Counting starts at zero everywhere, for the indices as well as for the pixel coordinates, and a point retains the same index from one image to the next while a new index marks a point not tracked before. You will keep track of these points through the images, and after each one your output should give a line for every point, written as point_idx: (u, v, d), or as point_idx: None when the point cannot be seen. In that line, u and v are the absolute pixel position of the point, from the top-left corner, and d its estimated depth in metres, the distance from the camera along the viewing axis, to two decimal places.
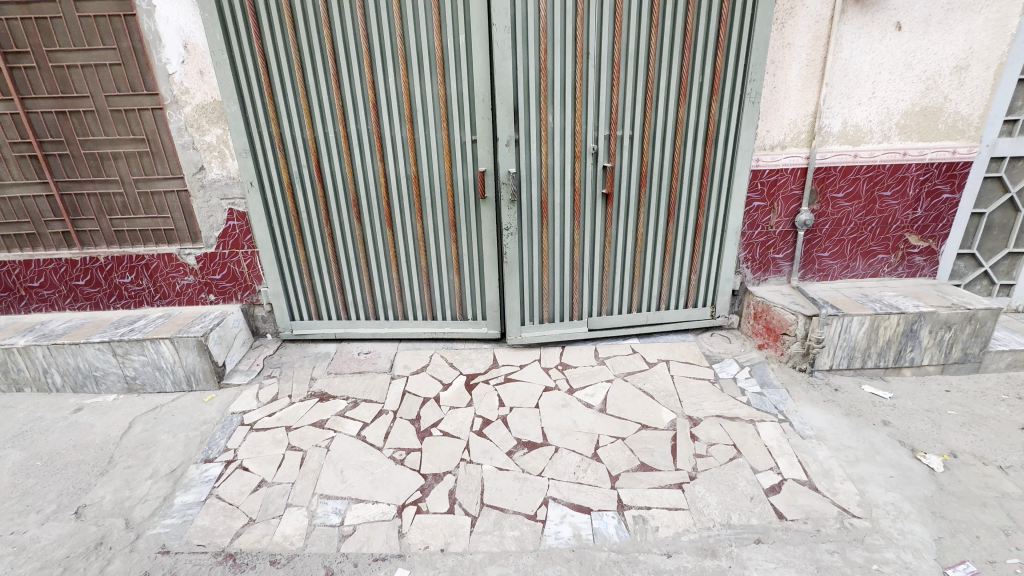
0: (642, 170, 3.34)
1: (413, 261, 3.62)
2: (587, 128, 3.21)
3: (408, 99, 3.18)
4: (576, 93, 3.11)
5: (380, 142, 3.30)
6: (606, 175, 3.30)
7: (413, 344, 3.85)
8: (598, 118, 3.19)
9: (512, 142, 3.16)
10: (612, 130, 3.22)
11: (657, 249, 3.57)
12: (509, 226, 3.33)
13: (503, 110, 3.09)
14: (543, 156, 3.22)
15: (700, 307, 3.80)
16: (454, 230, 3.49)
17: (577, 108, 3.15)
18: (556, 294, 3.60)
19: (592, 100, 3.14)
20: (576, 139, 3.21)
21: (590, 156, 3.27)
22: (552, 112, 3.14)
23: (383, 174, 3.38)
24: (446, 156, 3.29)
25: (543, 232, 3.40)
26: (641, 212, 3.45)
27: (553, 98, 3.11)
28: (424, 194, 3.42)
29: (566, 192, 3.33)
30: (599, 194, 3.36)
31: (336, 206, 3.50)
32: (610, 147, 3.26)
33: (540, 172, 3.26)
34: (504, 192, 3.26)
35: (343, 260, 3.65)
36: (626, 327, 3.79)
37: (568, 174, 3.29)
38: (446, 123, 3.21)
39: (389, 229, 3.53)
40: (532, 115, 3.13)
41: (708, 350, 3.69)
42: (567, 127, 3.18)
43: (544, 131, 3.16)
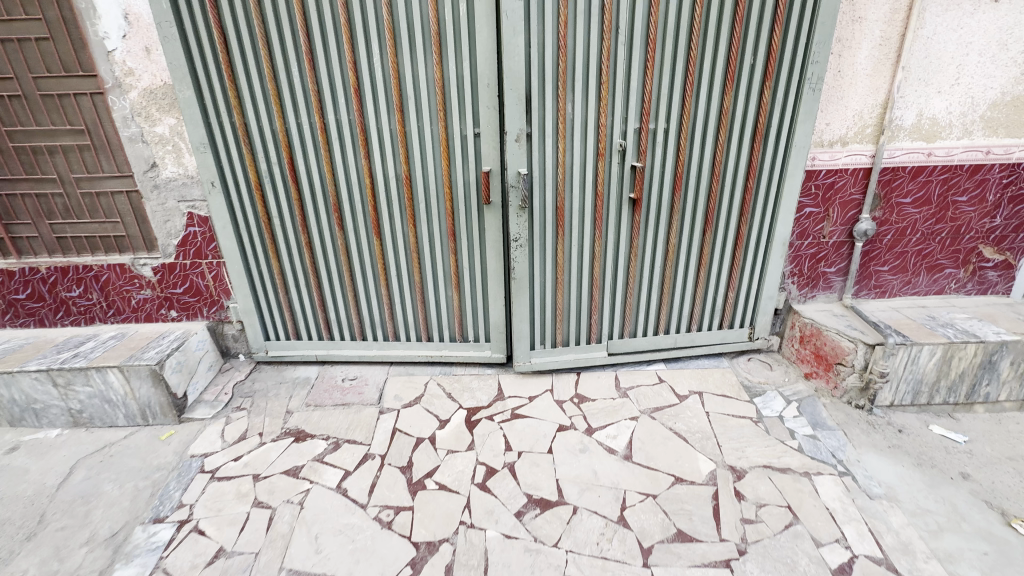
0: (678, 171, 2.80)
1: (405, 276, 3.10)
2: (613, 120, 2.65)
3: (397, 82, 2.62)
4: (602, 76, 2.55)
5: (364, 136, 2.75)
6: (635, 177, 2.76)
7: (406, 369, 3.35)
8: (628, 107, 2.63)
9: (522, 137, 2.61)
10: (644, 122, 2.66)
11: (690, 262, 3.06)
12: (518, 237, 2.81)
13: (512, 97, 2.54)
14: (560, 153, 2.67)
15: (736, 329, 3.30)
16: (453, 240, 2.96)
17: (603, 95, 2.58)
18: (572, 314, 3.09)
19: (621, 85, 2.58)
20: (601, 132, 2.65)
21: (615, 154, 2.72)
22: (572, 100, 2.59)
23: (368, 173, 2.83)
24: (443, 153, 2.74)
25: (559, 244, 2.88)
26: (675, 220, 2.92)
27: (573, 81, 2.55)
28: (417, 198, 2.88)
29: (587, 196, 2.79)
30: (625, 200, 2.83)
31: (313, 210, 2.97)
32: (640, 142, 2.71)
33: (556, 173, 2.72)
34: (513, 197, 2.72)
35: (323, 273, 3.14)
36: (652, 350, 3.29)
37: (589, 176, 2.74)
38: (444, 112, 2.66)
39: (376, 239, 3.00)
40: (548, 102, 2.56)
41: (747, 380, 3.19)
42: (590, 117, 2.62)
43: (563, 123, 2.61)
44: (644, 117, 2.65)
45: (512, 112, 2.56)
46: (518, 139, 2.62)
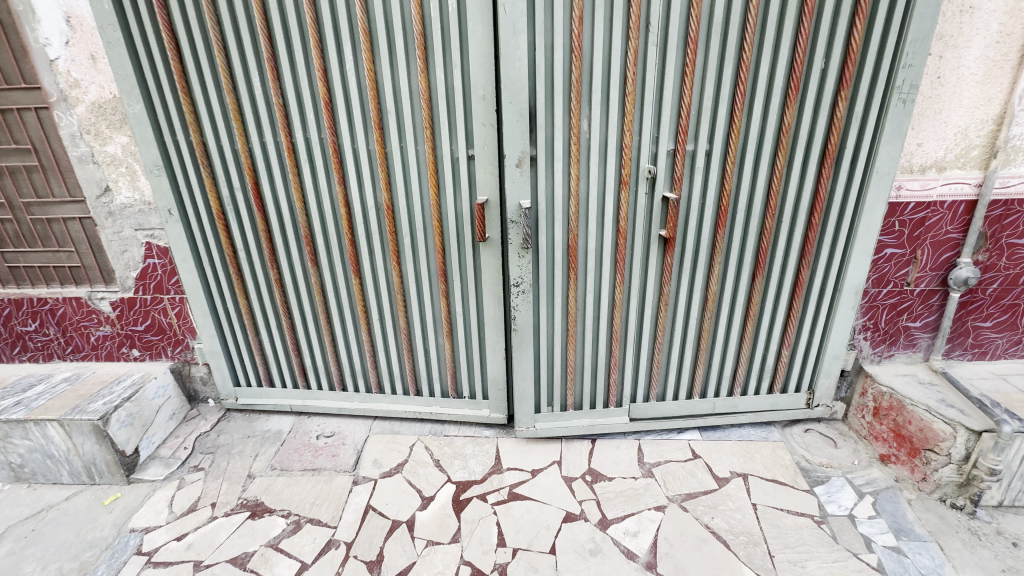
0: (721, 203, 2.23)
1: (389, 320, 2.64)
2: (641, 139, 2.10)
3: (375, 93, 2.16)
4: (627, 84, 2.01)
5: (338, 157, 2.30)
6: (668, 210, 2.20)
7: (391, 426, 2.87)
8: (660, 123, 2.08)
9: (526, 161, 2.09)
10: (679, 142, 2.10)
11: (733, 313, 2.48)
12: (519, 282, 2.30)
13: (512, 111, 2.02)
14: (573, 182, 2.14)
15: (790, 393, 2.69)
16: (444, 281, 2.47)
17: (629, 109, 2.03)
18: (586, 372, 2.55)
19: (652, 96, 2.02)
20: (625, 155, 2.11)
21: (643, 182, 2.17)
22: (589, 115, 2.06)
23: (344, 201, 2.38)
24: (431, 179, 2.26)
25: (571, 289, 2.35)
26: (716, 262, 2.34)
27: (590, 92, 2.03)
28: (401, 231, 2.41)
29: (606, 233, 2.25)
30: (654, 238, 2.27)
31: (283, 242, 2.54)
32: (674, 167, 2.15)
33: (568, 204, 2.19)
34: (514, 233, 2.21)
35: (297, 313, 2.71)
36: (684, 416, 2.72)
37: (610, 208, 2.20)
38: (431, 130, 2.18)
39: (355, 278, 2.55)
40: (558, 118, 2.04)
41: (805, 460, 2.55)
42: (612, 136, 2.08)
43: (577, 143, 2.08)
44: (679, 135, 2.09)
45: (513, 131, 2.04)
46: (520, 164, 2.09)
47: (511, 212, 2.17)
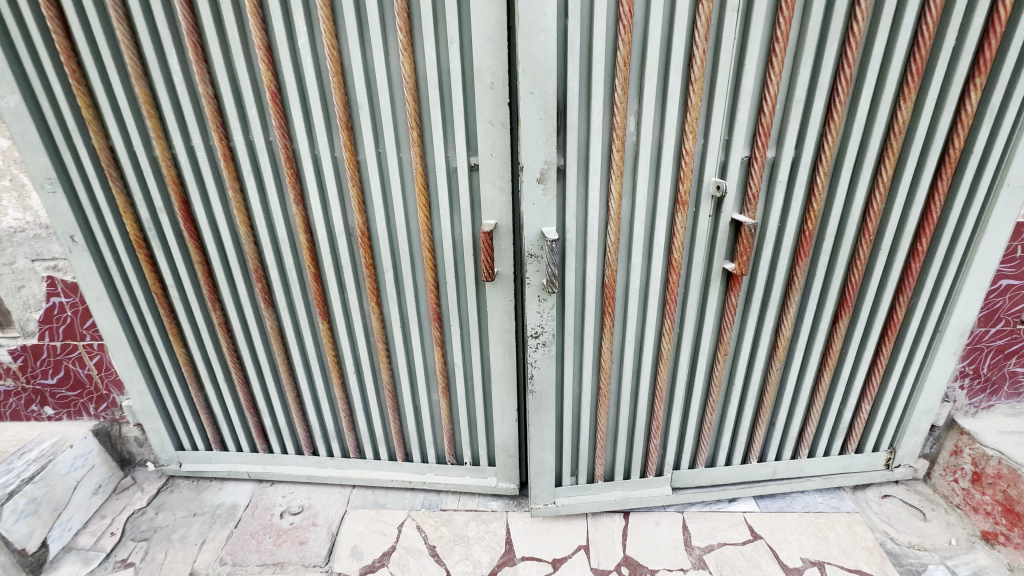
0: (805, 227, 1.68)
1: (368, 373, 2.07)
2: (707, 144, 1.54)
3: (340, 82, 1.56)
4: (693, 68, 1.44)
5: (294, 168, 1.71)
6: (738, 237, 1.65)
7: (374, 498, 2.30)
8: (735, 122, 1.51)
9: (550, 175, 1.51)
10: (758, 147, 1.54)
11: (807, 362, 1.96)
12: (539, 332, 1.74)
13: (533, 106, 1.43)
14: (614, 202, 1.57)
15: (867, 454, 2.19)
16: (439, 326, 1.91)
17: (694, 101, 1.46)
18: (620, 437, 2.02)
19: (726, 84, 1.46)
20: (684, 165, 1.54)
21: (706, 201, 1.61)
22: (637, 111, 1.49)
23: (304, 226, 1.80)
24: (419, 197, 1.69)
25: (605, 338, 1.80)
26: (793, 301, 1.81)
27: (640, 78, 1.46)
28: (382, 264, 1.84)
29: (654, 266, 1.70)
30: (716, 272, 1.72)
31: (227, 277, 1.95)
32: (748, 181, 1.60)
33: (606, 230, 1.64)
34: (531, 270, 1.64)
35: (250, 363, 2.12)
36: (738, 483, 2.20)
37: (660, 236, 1.65)
38: (419, 133, 1.60)
39: (323, 322, 1.98)
40: (596, 114, 1.46)
41: (891, 540, 2.02)
42: (669, 139, 1.51)
43: (621, 149, 1.50)
44: (759, 139, 1.53)
45: (534, 134, 1.46)
46: (543, 179, 1.51)
47: (528, 243, 1.60)
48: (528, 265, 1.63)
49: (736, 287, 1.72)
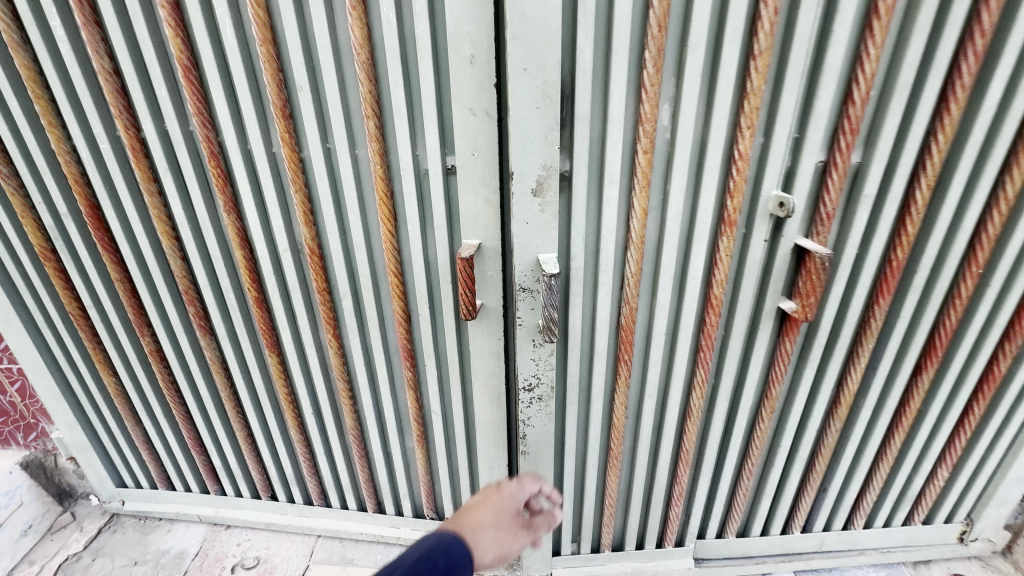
0: (893, 257, 1.26)
1: (329, 414, 1.72)
2: (767, 144, 1.12)
3: (271, 54, 1.16)
4: (756, 37, 1.01)
5: (221, 167, 1.32)
6: (800, 269, 1.24)
7: (342, 552, 1.94)
8: (810, 115, 1.08)
9: (551, 186, 1.10)
10: (840, 150, 1.11)
11: (874, 421, 1.55)
12: (533, 384, 1.36)
13: (527, 90, 1.01)
14: (638, 221, 1.16)
15: (935, 525, 1.79)
16: (412, 366, 1.54)
17: (757, 85, 1.03)
18: (633, 504, 1.64)
19: (803, 61, 1.03)
20: (736, 174, 1.12)
21: (762, 221, 1.19)
22: (673, 99, 1.08)
23: (240, 241, 1.42)
24: (381, 209, 1.29)
25: (618, 391, 1.41)
26: (866, 351, 1.39)
27: (680, 50, 1.03)
28: (338, 289, 1.46)
29: (685, 304, 1.30)
30: (767, 311, 1.31)
31: (153, 299, 1.58)
32: (820, 195, 1.18)
33: (625, 256, 1.23)
34: (523, 308, 1.25)
35: (191, 399, 1.77)
36: (775, 554, 1.82)
37: (696, 266, 1.24)
38: (378, 124, 1.20)
39: (271, 356, 1.61)
40: (617, 102, 1.04)
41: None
42: (716, 138, 1.09)
43: (650, 151, 1.08)
44: (841, 140, 1.10)
45: (528, 130, 1.04)
46: (541, 191, 1.10)
47: (520, 274, 1.20)
48: (519, 302, 1.24)
49: (793, 332, 1.32)
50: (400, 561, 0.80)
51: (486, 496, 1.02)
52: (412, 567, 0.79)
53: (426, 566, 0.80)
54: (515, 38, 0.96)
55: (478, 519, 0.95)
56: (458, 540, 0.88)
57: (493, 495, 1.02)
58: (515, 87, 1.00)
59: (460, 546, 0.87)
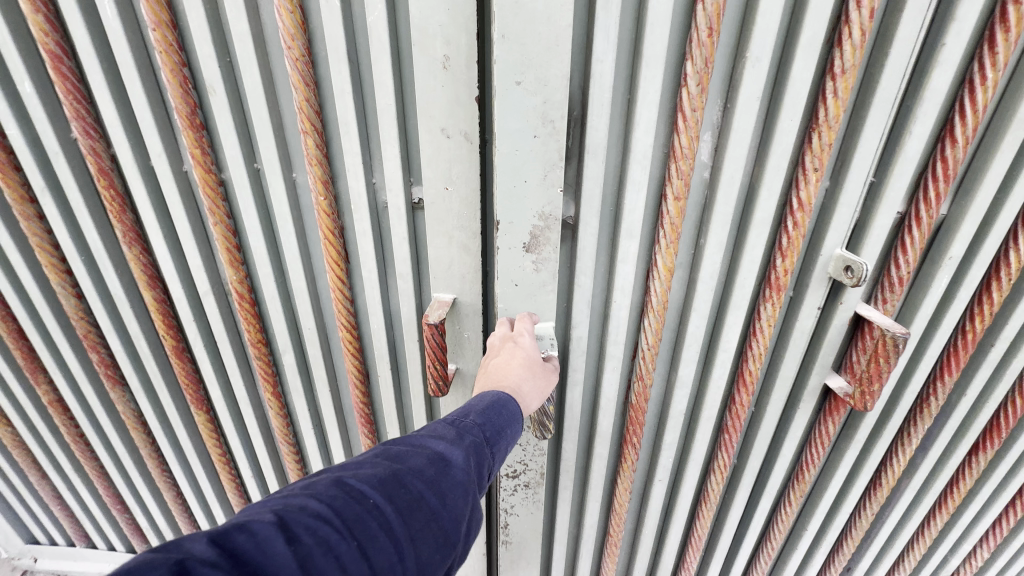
0: (968, 330, 1.00)
1: (273, 478, 1.43)
2: (834, 190, 0.85)
3: (169, 42, 0.84)
4: (836, 49, 0.73)
5: (116, 188, 1.01)
6: (857, 342, 0.98)
7: None
8: (897, 156, 0.81)
9: (549, 239, 0.81)
10: (925, 201, 0.85)
11: (914, 501, 1.33)
12: (517, 471, 1.08)
13: (520, 111, 0.72)
14: (661, 284, 0.88)
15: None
16: (371, 432, 1.26)
17: (833, 116, 0.75)
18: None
19: (898, 84, 0.75)
20: (791, 228, 0.85)
21: (816, 284, 0.93)
22: (715, 128, 0.80)
23: (149, 280, 1.11)
24: (327, 250, 0.99)
25: (622, 474, 1.15)
26: (919, 433, 1.15)
27: (732, 63, 0.75)
28: (278, 341, 1.16)
29: (711, 379, 1.04)
30: (810, 388, 1.06)
31: (47, 343, 1.25)
32: (893, 253, 0.91)
33: (640, 321, 0.97)
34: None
35: (106, 456, 1.46)
36: None
37: (728, 336, 0.98)
38: (320, 143, 0.89)
39: (199, 413, 1.32)
40: (643, 133, 0.75)
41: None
42: (771, 182, 0.81)
43: (684, 197, 0.80)
44: (930, 188, 0.84)
45: (522, 166, 0.75)
46: (534, 246, 0.82)
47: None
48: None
49: (838, 413, 1.07)
50: (472, 406, 0.70)
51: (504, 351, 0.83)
52: (482, 413, 0.69)
53: (494, 414, 0.69)
54: (506, 38, 0.67)
55: (516, 372, 0.79)
56: (511, 399, 0.73)
57: (516, 346, 0.83)
58: (503, 107, 0.71)
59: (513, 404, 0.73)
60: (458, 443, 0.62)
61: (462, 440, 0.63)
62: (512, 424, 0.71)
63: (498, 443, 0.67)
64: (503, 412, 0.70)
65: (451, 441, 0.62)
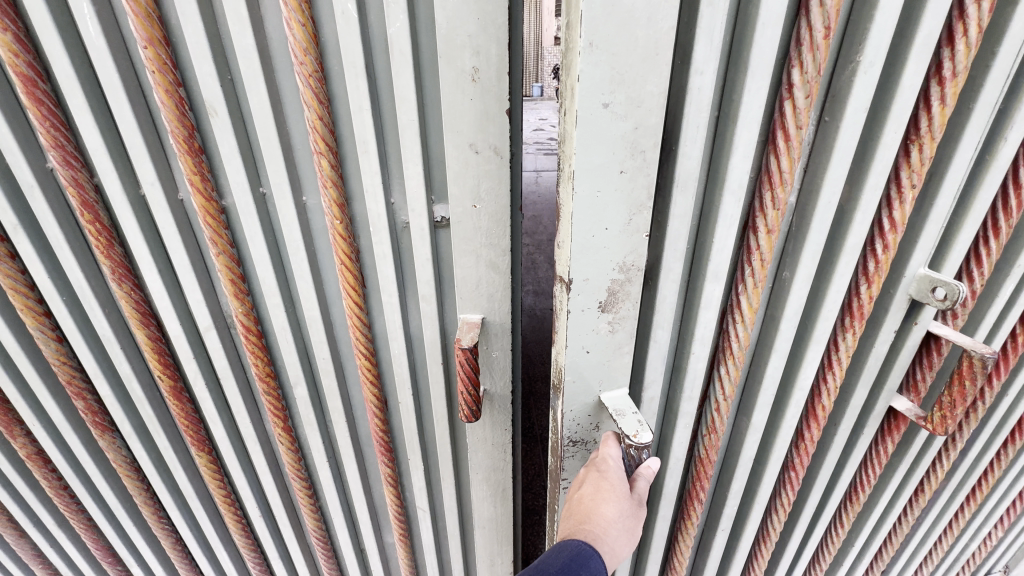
0: (1018, 335, 1.17)
1: (284, 517, 1.35)
2: (923, 211, 0.93)
3: (162, 61, 0.76)
4: (945, 49, 0.76)
5: (103, 222, 0.92)
6: (923, 360, 1.15)
7: None
8: (990, 164, 0.89)
9: (628, 293, 0.88)
10: (1005, 210, 0.96)
11: (946, 494, 1.55)
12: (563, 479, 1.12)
13: (607, 142, 0.72)
14: (742, 326, 1.02)
15: (948, 554, 1.78)
16: (390, 460, 1.20)
17: (937, 124, 0.80)
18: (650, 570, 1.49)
19: (1000, 88, 0.80)
20: (880, 250, 0.94)
21: (895, 307, 1.05)
22: (810, 146, 0.86)
23: (141, 318, 1.02)
24: (343, 275, 0.94)
25: (685, 528, 1.42)
26: (963, 438, 1.35)
27: (834, 70, 0.78)
28: (288, 373, 1.09)
29: (785, 419, 1.21)
30: (878, 410, 1.25)
31: (24, 392, 1.14)
32: (966, 263, 1.04)
33: (712, 370, 1.13)
34: (571, 461, 1.08)
35: (94, 507, 1.34)
36: None
37: (806, 372, 1.12)
38: (334, 164, 0.83)
39: (200, 455, 1.23)
40: (740, 158, 0.81)
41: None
42: (866, 206, 0.88)
43: (775, 228, 0.90)
44: (1010, 198, 0.94)
45: (603, 215, 0.77)
46: (611, 305, 0.88)
47: (570, 422, 1.01)
48: (567, 454, 1.07)
49: (901, 430, 1.27)
50: (548, 567, 0.84)
51: (592, 477, 0.96)
52: None
53: None
54: (593, 45, 0.64)
55: (592, 506, 0.91)
56: (594, 553, 0.86)
57: (601, 475, 0.95)
58: (586, 127, 0.69)
59: (598, 561, 0.85)
60: None
61: None
62: None
63: None
64: (579, 572, 0.83)
65: None
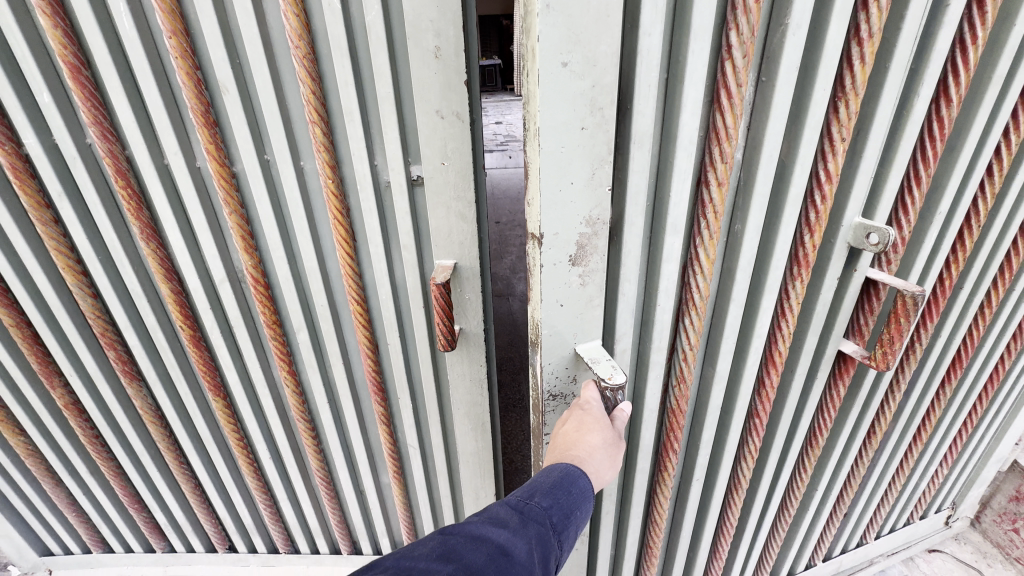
0: (945, 279, 1.32)
1: (290, 459, 1.52)
2: (854, 161, 1.06)
3: (183, 48, 0.94)
4: (861, 14, 0.91)
5: (133, 187, 1.09)
6: (865, 306, 1.24)
7: None
8: (907, 119, 1.02)
9: (595, 247, 0.99)
10: (924, 161, 1.09)
11: (895, 435, 1.69)
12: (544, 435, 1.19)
13: (569, 100, 0.83)
14: (702, 278, 1.12)
15: (902, 493, 1.91)
16: (382, 400, 1.38)
17: (859, 82, 0.95)
18: (626, 520, 1.52)
19: (910, 47, 0.94)
20: (820, 201, 1.07)
21: (836, 256, 1.16)
22: (751, 104, 0.98)
23: (165, 273, 1.19)
24: (336, 229, 1.11)
25: (662, 483, 1.47)
26: (905, 378, 1.48)
27: (767, 34, 0.92)
28: (291, 321, 1.26)
29: (747, 366, 1.29)
30: (828, 355, 1.33)
31: (62, 345, 1.31)
32: (895, 213, 1.17)
33: (678, 322, 1.22)
34: (551, 415, 1.15)
35: (123, 453, 1.52)
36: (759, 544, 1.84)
37: (762, 321, 1.22)
38: (326, 131, 1.01)
39: (216, 401, 1.40)
40: (688, 116, 0.93)
41: (882, 557, 2.05)
42: (804, 157, 1.01)
43: (724, 181, 1.01)
44: (928, 150, 1.08)
45: (568, 169, 0.89)
46: (580, 258, 0.99)
47: (549, 374, 1.09)
48: (547, 409, 1.13)
49: (848, 374, 1.35)
50: (538, 486, 0.90)
51: (575, 415, 1.02)
52: (550, 492, 0.88)
53: (562, 493, 0.88)
54: (550, 9, 0.75)
55: (580, 435, 0.97)
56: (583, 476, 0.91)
57: (584, 411, 1.01)
58: (547, 83, 0.80)
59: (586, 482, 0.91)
60: (518, 532, 0.81)
61: (525, 528, 0.83)
62: (578, 508, 0.89)
63: (561, 523, 0.86)
64: (571, 488, 0.89)
65: (516, 529, 0.82)
